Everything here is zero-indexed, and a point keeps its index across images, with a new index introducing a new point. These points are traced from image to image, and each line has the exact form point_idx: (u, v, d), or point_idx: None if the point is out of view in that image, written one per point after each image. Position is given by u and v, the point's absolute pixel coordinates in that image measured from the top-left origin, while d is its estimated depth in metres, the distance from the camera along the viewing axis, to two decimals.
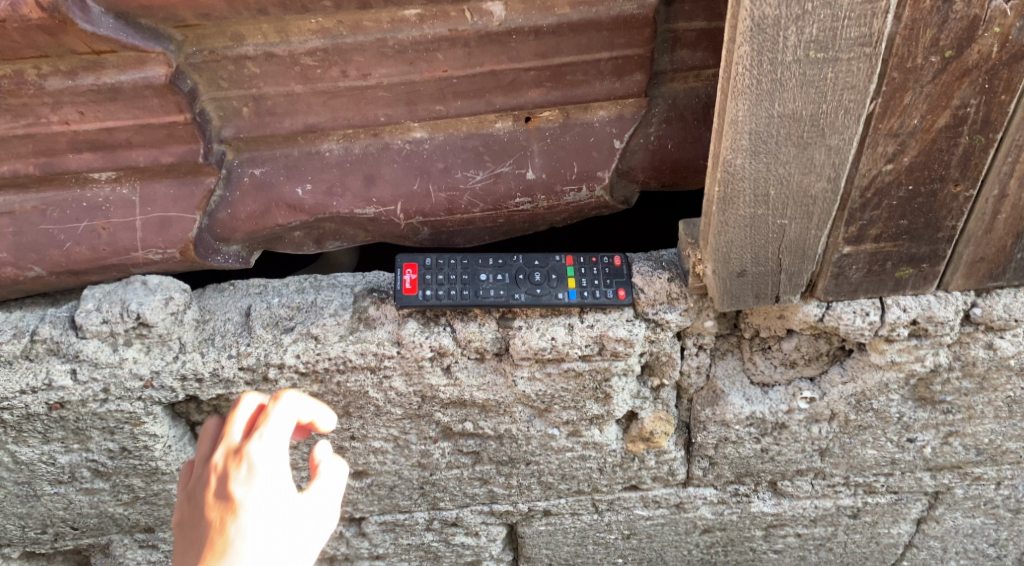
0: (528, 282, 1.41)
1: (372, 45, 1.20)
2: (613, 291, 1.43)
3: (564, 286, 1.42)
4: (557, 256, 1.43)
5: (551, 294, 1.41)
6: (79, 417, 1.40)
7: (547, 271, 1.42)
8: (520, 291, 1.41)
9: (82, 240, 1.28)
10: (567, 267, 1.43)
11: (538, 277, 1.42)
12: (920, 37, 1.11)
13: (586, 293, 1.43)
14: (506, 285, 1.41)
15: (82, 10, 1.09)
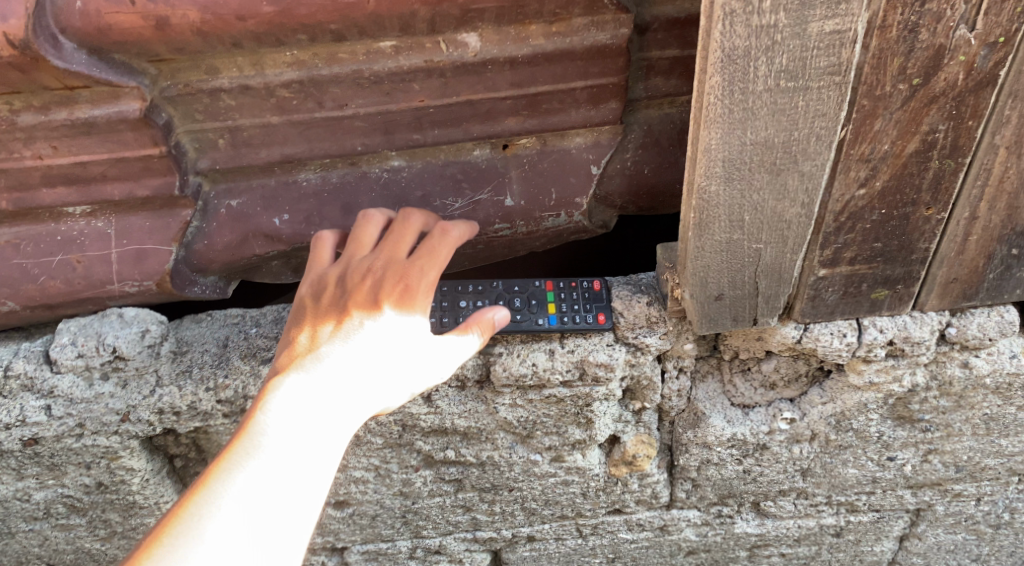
0: (509, 308, 1.42)
1: (348, 76, 1.20)
2: (593, 314, 1.44)
3: (544, 311, 1.43)
4: (537, 282, 1.44)
5: (531, 319, 1.42)
6: (54, 453, 1.38)
7: (528, 295, 1.43)
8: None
9: (57, 273, 1.27)
10: (547, 292, 1.44)
11: (518, 301, 1.43)
12: (887, 66, 1.12)
13: (566, 318, 1.43)
14: (486, 311, 1.42)
15: (54, 46, 1.09)
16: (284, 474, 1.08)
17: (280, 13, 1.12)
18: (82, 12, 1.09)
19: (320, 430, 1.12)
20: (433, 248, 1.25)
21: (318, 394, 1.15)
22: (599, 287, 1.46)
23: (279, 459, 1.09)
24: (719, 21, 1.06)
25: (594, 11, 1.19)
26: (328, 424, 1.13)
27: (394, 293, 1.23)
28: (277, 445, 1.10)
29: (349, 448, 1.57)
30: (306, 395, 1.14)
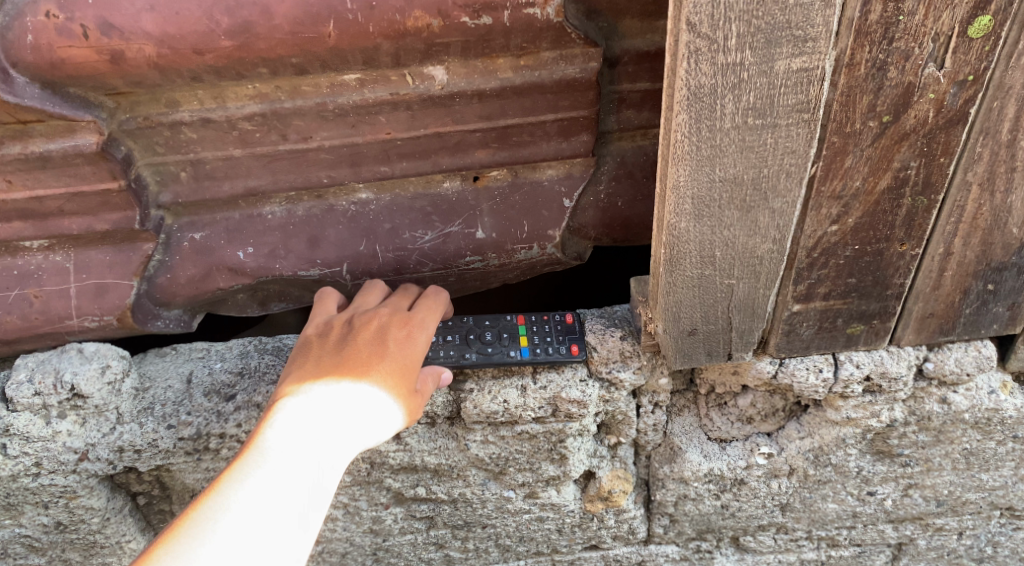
0: (481, 340, 1.41)
1: (312, 109, 1.19)
2: (565, 347, 1.43)
3: (516, 343, 1.41)
4: (508, 316, 1.43)
5: (503, 351, 1.40)
6: (10, 492, 1.34)
7: (499, 329, 1.42)
8: (471, 350, 1.40)
9: (13, 308, 1.25)
10: (518, 326, 1.42)
11: (489, 334, 1.41)
12: (856, 103, 1.12)
13: (537, 350, 1.42)
14: (458, 344, 1.40)
15: (5, 81, 1.08)
16: (288, 485, 1.06)
17: (240, 47, 1.10)
18: (35, 47, 1.07)
19: (329, 450, 1.11)
20: (429, 309, 1.30)
21: (322, 424, 1.12)
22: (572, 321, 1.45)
23: (280, 483, 1.05)
24: (684, 59, 1.06)
25: (560, 45, 1.18)
26: (329, 454, 1.10)
27: (399, 338, 1.24)
28: (280, 470, 1.07)
29: None
30: (311, 423, 1.12)
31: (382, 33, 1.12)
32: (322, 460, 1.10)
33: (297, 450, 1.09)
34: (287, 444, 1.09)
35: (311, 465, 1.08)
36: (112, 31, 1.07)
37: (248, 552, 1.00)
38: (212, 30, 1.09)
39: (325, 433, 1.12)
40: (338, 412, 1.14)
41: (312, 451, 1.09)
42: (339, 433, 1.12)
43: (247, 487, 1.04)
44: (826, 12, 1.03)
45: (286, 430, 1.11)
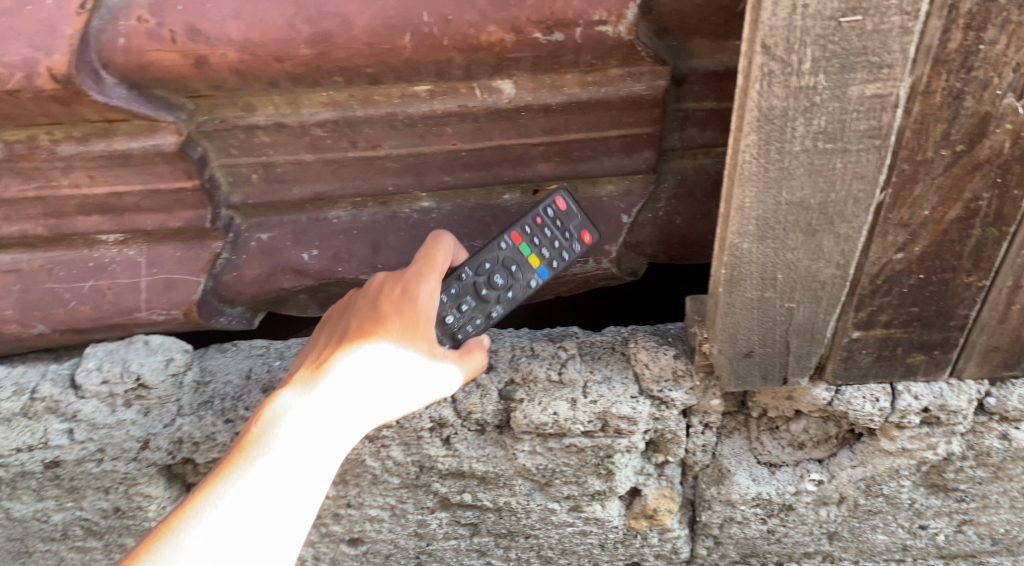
0: (501, 289, 1.30)
1: (383, 118, 1.21)
2: (577, 242, 1.30)
3: (530, 269, 1.31)
4: (505, 248, 1.29)
5: (523, 288, 1.31)
6: (74, 476, 1.38)
7: (506, 262, 1.30)
8: (498, 306, 1.31)
9: (87, 298, 1.29)
10: (521, 250, 1.29)
11: (502, 279, 1.30)
12: (930, 131, 1.10)
13: (553, 262, 1.31)
14: (477, 299, 1.30)
15: (96, 82, 1.12)
16: (284, 475, 1.10)
17: (318, 56, 1.12)
18: (126, 49, 1.11)
19: (327, 439, 1.14)
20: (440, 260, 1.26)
21: (337, 401, 1.16)
22: (565, 206, 1.29)
23: (277, 473, 1.10)
24: (757, 81, 1.05)
25: (630, 63, 1.18)
26: (339, 430, 1.15)
27: (409, 306, 1.22)
28: (289, 451, 1.11)
29: (365, 486, 1.54)
30: (325, 403, 1.16)
31: (456, 47, 1.13)
32: (333, 437, 1.14)
33: (310, 428, 1.14)
34: (299, 424, 1.14)
35: (321, 443, 1.13)
36: (198, 36, 1.10)
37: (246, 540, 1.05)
38: (293, 39, 1.11)
39: (339, 410, 1.16)
40: (356, 388, 1.18)
41: (324, 428, 1.14)
42: (354, 409, 1.16)
43: (258, 468, 1.09)
44: (904, 39, 1.02)
45: (302, 410, 1.15)
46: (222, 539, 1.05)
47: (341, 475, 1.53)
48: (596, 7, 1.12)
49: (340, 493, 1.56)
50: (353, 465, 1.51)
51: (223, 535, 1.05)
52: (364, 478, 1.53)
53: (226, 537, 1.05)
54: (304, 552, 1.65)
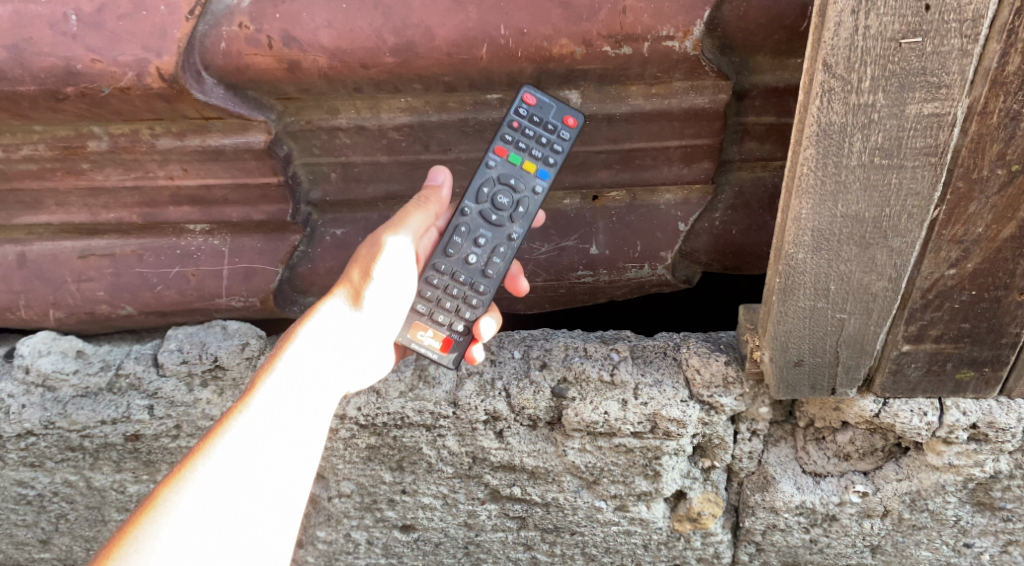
0: (510, 205, 1.30)
1: (455, 123, 1.28)
2: (560, 124, 1.24)
3: (530, 173, 1.29)
4: (492, 164, 1.27)
5: (532, 196, 1.29)
6: (151, 450, 1.49)
7: (500, 179, 1.29)
8: (515, 223, 1.31)
9: (172, 284, 1.38)
10: (512, 159, 1.28)
11: (505, 195, 1.30)
12: (986, 151, 1.13)
13: (549, 159, 1.27)
14: (488, 221, 1.31)
15: (198, 81, 1.20)
16: (261, 446, 1.17)
17: (401, 64, 1.19)
18: (226, 53, 1.19)
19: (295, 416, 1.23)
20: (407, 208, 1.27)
21: (289, 386, 1.24)
22: (535, 102, 1.22)
23: (252, 445, 1.17)
24: (817, 98, 1.10)
25: (694, 77, 1.23)
26: (307, 407, 1.24)
27: (360, 264, 1.28)
28: (261, 426, 1.19)
29: (420, 474, 1.61)
30: (278, 391, 1.23)
31: (529, 58, 1.20)
32: (295, 418, 1.22)
33: (266, 415, 1.20)
34: (253, 415, 1.19)
35: (282, 427, 1.20)
36: (292, 43, 1.18)
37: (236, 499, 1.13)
38: (378, 47, 1.18)
39: (293, 394, 1.24)
40: (304, 371, 1.26)
41: (281, 413, 1.21)
42: (308, 389, 1.25)
43: (219, 458, 1.15)
44: (963, 61, 1.05)
45: (255, 402, 1.21)
46: (197, 531, 1.09)
47: (398, 462, 1.59)
48: (664, 23, 1.17)
49: (395, 480, 1.62)
50: (409, 453, 1.58)
51: (195, 530, 1.09)
52: (419, 466, 1.59)
53: (201, 531, 1.10)
54: (358, 536, 1.71)
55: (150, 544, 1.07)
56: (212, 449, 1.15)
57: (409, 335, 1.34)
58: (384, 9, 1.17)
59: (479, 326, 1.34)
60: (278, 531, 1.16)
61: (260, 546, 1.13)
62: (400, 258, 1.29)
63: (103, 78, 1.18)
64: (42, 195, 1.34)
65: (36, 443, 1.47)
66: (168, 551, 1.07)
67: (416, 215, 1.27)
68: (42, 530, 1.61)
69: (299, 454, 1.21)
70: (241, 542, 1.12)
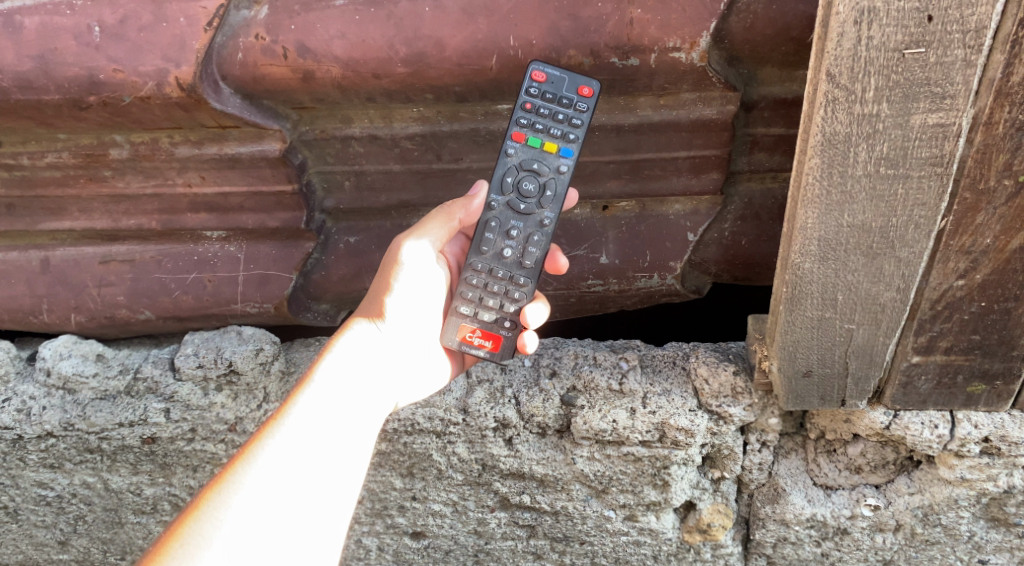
0: (536, 191, 1.31)
1: (466, 133, 1.31)
2: (575, 98, 1.23)
3: (553, 154, 1.29)
4: (513, 150, 1.27)
5: (557, 177, 1.29)
6: (167, 453, 1.51)
7: (523, 166, 1.30)
8: (544, 209, 1.32)
9: (189, 289, 1.41)
10: (534, 143, 1.28)
11: (530, 182, 1.30)
12: (992, 161, 1.14)
13: (568, 135, 1.27)
14: (516, 211, 1.33)
15: (215, 91, 1.24)
16: (307, 452, 1.19)
17: (413, 74, 1.22)
18: (243, 63, 1.23)
19: (341, 423, 1.23)
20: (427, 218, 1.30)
21: (334, 392, 1.25)
22: (545, 78, 1.21)
23: (297, 450, 1.18)
24: (821, 107, 1.11)
25: (701, 88, 1.25)
26: (352, 415, 1.25)
27: (382, 279, 1.30)
28: (305, 432, 1.20)
29: (430, 480, 1.62)
30: (323, 396, 1.24)
31: None
32: (339, 425, 1.23)
33: (311, 421, 1.21)
34: (298, 420, 1.21)
35: (327, 433, 1.22)
36: (306, 53, 1.22)
37: (279, 504, 1.14)
38: (391, 58, 1.21)
39: (338, 400, 1.25)
40: (349, 377, 1.27)
41: (325, 418, 1.23)
42: (355, 395, 1.26)
43: (264, 463, 1.16)
44: (967, 71, 1.07)
45: (299, 406, 1.22)
46: (244, 534, 1.11)
47: (408, 468, 1.61)
48: (671, 34, 1.19)
49: (406, 486, 1.64)
50: (419, 459, 1.59)
51: (241, 532, 1.11)
52: (429, 472, 1.61)
53: (248, 536, 1.11)
54: (369, 542, 1.73)
55: (198, 545, 1.09)
56: (257, 454, 1.17)
57: (456, 337, 1.36)
58: (397, 20, 1.20)
59: (524, 314, 1.35)
60: (325, 536, 1.17)
61: (307, 549, 1.15)
62: (424, 262, 1.32)
63: (124, 87, 1.22)
64: (65, 201, 1.39)
65: (55, 445, 1.50)
66: (215, 554, 1.09)
67: (436, 222, 1.30)
68: (61, 531, 1.64)
69: (343, 462, 1.22)
70: (289, 546, 1.13)
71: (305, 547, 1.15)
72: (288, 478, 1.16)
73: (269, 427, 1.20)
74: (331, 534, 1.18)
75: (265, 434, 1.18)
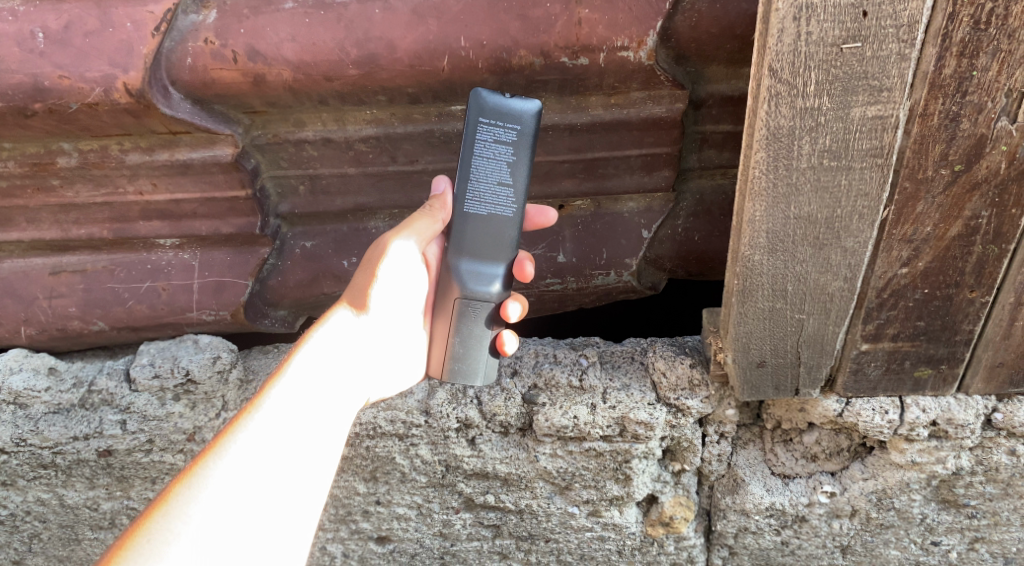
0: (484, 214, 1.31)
1: (421, 135, 1.32)
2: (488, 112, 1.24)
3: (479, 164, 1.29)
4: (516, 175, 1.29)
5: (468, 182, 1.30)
6: (124, 466, 1.49)
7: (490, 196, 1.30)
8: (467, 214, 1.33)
9: (144, 298, 1.40)
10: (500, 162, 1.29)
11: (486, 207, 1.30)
12: (929, 151, 1.18)
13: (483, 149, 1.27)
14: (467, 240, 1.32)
15: (165, 96, 1.23)
16: (278, 447, 1.17)
17: (364, 76, 1.23)
18: (192, 68, 1.23)
19: (315, 419, 1.21)
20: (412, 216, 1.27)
21: (307, 388, 1.22)
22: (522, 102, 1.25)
23: (267, 444, 1.16)
24: (765, 102, 1.14)
25: (650, 86, 1.28)
26: (327, 410, 1.23)
27: (368, 269, 1.27)
28: (275, 426, 1.18)
29: (394, 484, 1.62)
30: (295, 391, 1.21)
31: (489, 70, 1.24)
32: (312, 421, 1.21)
33: (283, 416, 1.19)
34: (271, 414, 1.18)
35: (299, 430, 1.19)
36: (257, 57, 1.22)
37: (249, 499, 1.12)
38: (342, 60, 1.22)
39: (311, 396, 1.22)
40: (324, 370, 1.25)
41: (298, 419, 1.20)
42: (328, 390, 1.24)
43: (234, 457, 1.14)
44: (901, 65, 1.11)
45: (272, 400, 1.20)
46: (211, 530, 1.09)
47: (371, 472, 1.61)
48: (618, 34, 1.21)
49: (369, 491, 1.63)
50: (382, 463, 1.59)
51: (208, 529, 1.09)
52: (392, 475, 1.61)
53: (220, 531, 1.09)
54: (333, 549, 1.71)
55: (163, 541, 1.06)
56: (227, 447, 1.14)
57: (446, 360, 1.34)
58: (347, 23, 1.21)
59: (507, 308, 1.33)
60: (291, 535, 1.15)
61: (273, 552, 1.13)
62: (406, 261, 1.28)
63: (71, 94, 1.21)
64: (12, 212, 1.36)
65: (8, 461, 1.48)
66: (180, 551, 1.06)
67: (421, 219, 1.27)
68: (15, 550, 1.61)
69: (317, 457, 1.20)
70: (255, 547, 1.11)
71: (271, 549, 1.13)
72: (258, 472, 1.14)
73: (239, 420, 1.17)
74: (298, 537, 1.16)
75: (235, 427, 1.15)
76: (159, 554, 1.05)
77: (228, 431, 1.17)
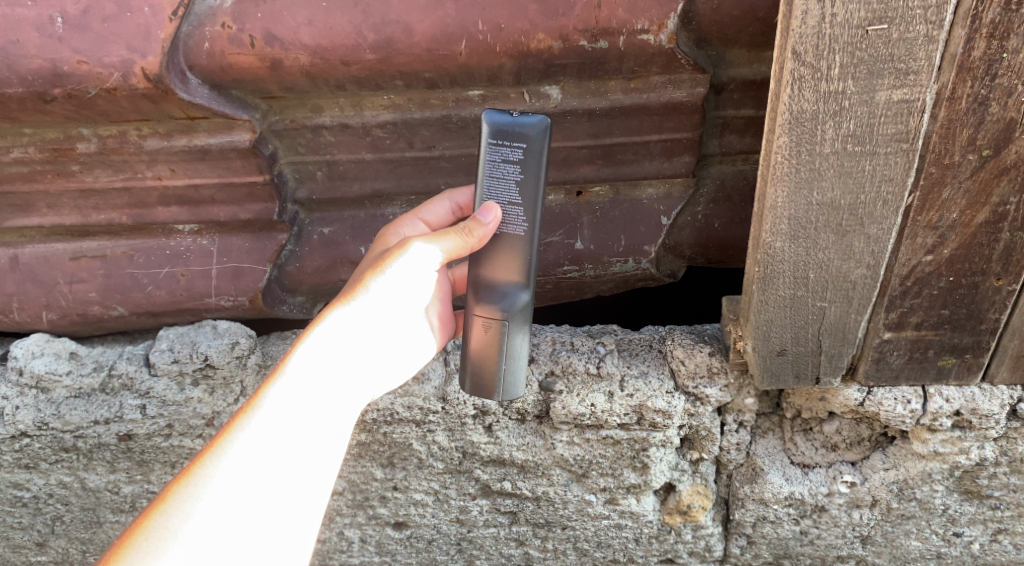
0: None
1: (437, 120, 1.31)
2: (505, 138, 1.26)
3: None
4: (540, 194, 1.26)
5: None
6: (144, 449, 1.51)
7: None
8: None
9: (162, 284, 1.40)
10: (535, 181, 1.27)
11: None
12: (956, 136, 1.15)
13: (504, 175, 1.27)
14: None
15: (182, 81, 1.23)
16: (279, 442, 1.14)
17: (382, 60, 1.23)
18: (210, 53, 1.23)
19: (318, 414, 1.19)
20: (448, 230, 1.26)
21: (308, 383, 1.19)
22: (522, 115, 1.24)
23: (265, 441, 1.14)
24: (788, 85, 1.13)
25: (671, 70, 1.26)
26: (330, 406, 1.20)
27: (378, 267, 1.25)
28: (274, 421, 1.15)
29: (411, 469, 1.62)
30: (296, 388, 1.18)
31: (507, 54, 1.23)
32: (315, 416, 1.18)
33: (285, 413, 1.16)
34: (270, 413, 1.16)
35: (302, 427, 1.16)
36: (274, 42, 1.22)
37: (250, 497, 1.10)
38: (359, 44, 1.22)
39: (314, 391, 1.19)
40: (325, 365, 1.22)
41: (300, 414, 1.17)
42: (331, 391, 1.21)
43: (233, 455, 1.12)
44: (929, 47, 1.09)
45: (275, 395, 1.17)
46: (212, 530, 1.07)
47: (388, 458, 1.61)
48: (639, 17, 1.20)
49: (386, 477, 1.63)
50: (399, 449, 1.59)
51: (208, 529, 1.07)
52: (410, 461, 1.61)
53: (221, 529, 1.08)
54: (351, 534, 1.71)
55: (162, 538, 1.06)
56: (226, 445, 1.12)
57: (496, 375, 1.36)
58: (364, 7, 1.21)
59: None
60: (294, 535, 1.12)
61: (276, 552, 1.10)
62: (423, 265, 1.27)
63: (89, 79, 1.21)
64: (33, 198, 1.37)
65: (30, 445, 1.49)
66: (180, 548, 1.05)
67: (452, 237, 1.25)
68: (38, 532, 1.63)
69: (320, 452, 1.17)
70: (260, 546, 1.09)
71: (273, 547, 1.10)
72: (257, 470, 1.12)
73: (240, 418, 1.15)
74: (303, 536, 1.13)
75: (235, 426, 1.13)
76: (158, 553, 1.04)
77: (231, 426, 1.15)
